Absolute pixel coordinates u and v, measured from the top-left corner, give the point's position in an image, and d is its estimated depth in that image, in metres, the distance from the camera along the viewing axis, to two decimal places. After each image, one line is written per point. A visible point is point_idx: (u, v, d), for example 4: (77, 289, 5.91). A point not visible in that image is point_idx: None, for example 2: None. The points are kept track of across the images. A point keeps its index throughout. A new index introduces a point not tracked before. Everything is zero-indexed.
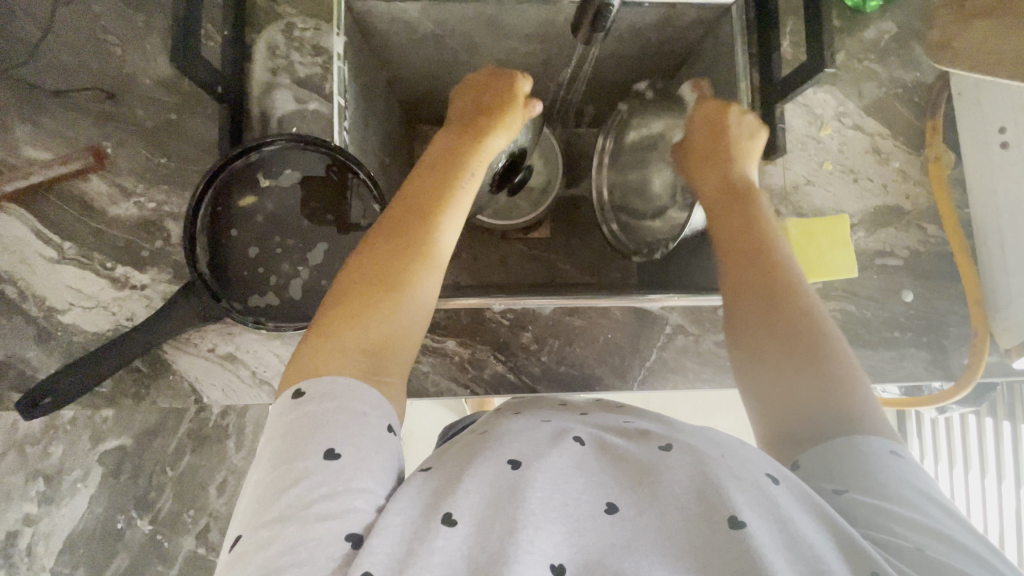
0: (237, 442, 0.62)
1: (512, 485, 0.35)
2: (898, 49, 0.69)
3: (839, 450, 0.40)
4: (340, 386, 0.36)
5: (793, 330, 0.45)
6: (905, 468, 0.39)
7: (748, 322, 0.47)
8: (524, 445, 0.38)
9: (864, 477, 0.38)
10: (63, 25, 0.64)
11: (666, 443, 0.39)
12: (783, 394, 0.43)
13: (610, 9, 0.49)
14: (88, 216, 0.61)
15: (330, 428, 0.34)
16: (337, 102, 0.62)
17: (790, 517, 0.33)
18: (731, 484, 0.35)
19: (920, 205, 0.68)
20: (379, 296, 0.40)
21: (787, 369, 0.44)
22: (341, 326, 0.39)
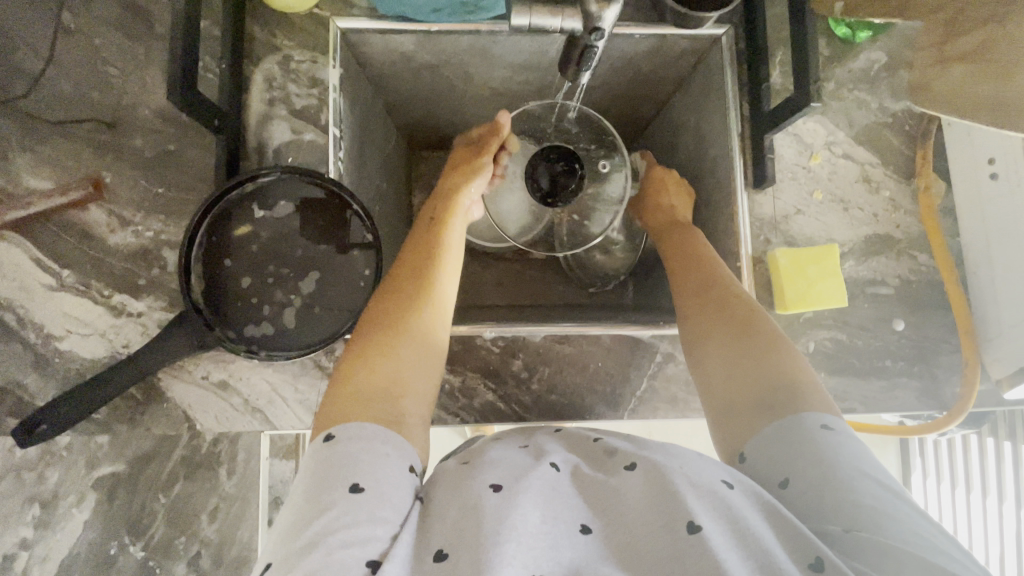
0: (229, 468, 0.62)
1: (495, 508, 0.38)
2: (888, 78, 0.69)
3: (781, 438, 0.44)
4: (369, 431, 0.40)
5: (746, 342, 0.51)
6: (847, 446, 0.42)
7: (709, 342, 0.53)
8: (505, 469, 0.41)
9: (807, 469, 0.42)
10: (63, 56, 0.65)
11: (631, 462, 0.43)
12: (737, 400, 0.48)
13: (594, 51, 0.49)
14: (87, 245, 0.62)
15: (356, 465, 0.38)
16: (332, 133, 0.64)
17: (743, 518, 0.38)
18: (687, 492, 0.39)
19: (912, 233, 0.68)
20: (392, 336, 0.47)
21: (741, 376, 0.49)
22: (361, 370, 0.44)
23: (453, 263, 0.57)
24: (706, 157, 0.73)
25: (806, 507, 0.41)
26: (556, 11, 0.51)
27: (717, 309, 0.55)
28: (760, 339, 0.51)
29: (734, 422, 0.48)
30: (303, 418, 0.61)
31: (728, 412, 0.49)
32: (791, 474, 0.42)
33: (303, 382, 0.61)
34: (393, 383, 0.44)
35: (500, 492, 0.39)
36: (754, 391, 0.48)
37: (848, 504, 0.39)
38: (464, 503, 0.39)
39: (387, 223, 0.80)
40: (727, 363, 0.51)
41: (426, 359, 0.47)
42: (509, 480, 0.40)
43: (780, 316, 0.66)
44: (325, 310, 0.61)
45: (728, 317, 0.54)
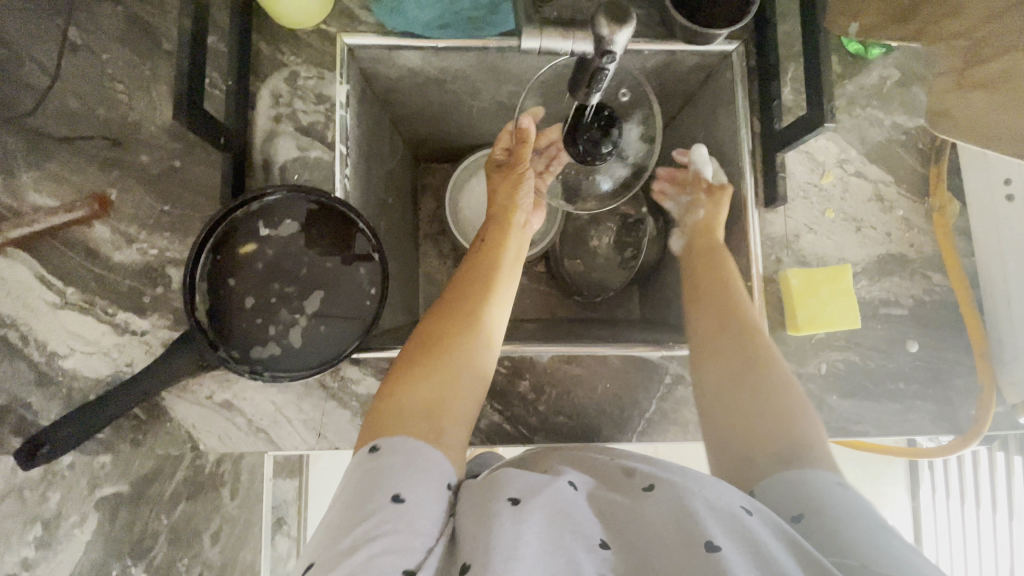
0: (231, 489, 0.67)
1: (514, 519, 0.37)
2: (901, 95, 0.68)
3: (794, 481, 0.46)
4: (411, 445, 0.41)
5: (748, 383, 0.54)
6: (858, 498, 0.44)
7: (723, 385, 0.56)
8: (523, 482, 0.41)
9: (821, 509, 0.43)
10: (71, 73, 0.65)
11: (648, 483, 0.42)
12: (750, 446, 0.50)
13: (605, 73, 0.49)
14: (91, 262, 0.61)
15: (394, 478, 0.39)
16: (338, 150, 0.63)
17: (762, 543, 0.37)
18: (708, 516, 0.38)
19: (925, 253, 0.67)
20: (438, 352, 0.48)
21: (756, 421, 0.51)
22: (408, 381, 0.45)
23: (507, 292, 0.57)
24: (716, 174, 0.72)
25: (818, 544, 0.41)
26: (566, 33, 0.52)
27: (736, 351, 0.57)
28: (774, 387, 0.53)
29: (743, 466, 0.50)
30: (307, 439, 0.61)
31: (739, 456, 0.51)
32: (806, 510, 0.43)
33: (307, 403, 0.61)
34: (439, 397, 0.45)
35: (516, 505, 0.38)
36: (767, 439, 0.50)
37: (859, 544, 0.39)
38: (478, 516, 0.38)
39: (393, 238, 0.79)
40: (741, 408, 0.53)
41: (471, 376, 0.48)
42: (527, 494, 0.39)
43: (792, 337, 0.65)
44: (331, 329, 0.61)
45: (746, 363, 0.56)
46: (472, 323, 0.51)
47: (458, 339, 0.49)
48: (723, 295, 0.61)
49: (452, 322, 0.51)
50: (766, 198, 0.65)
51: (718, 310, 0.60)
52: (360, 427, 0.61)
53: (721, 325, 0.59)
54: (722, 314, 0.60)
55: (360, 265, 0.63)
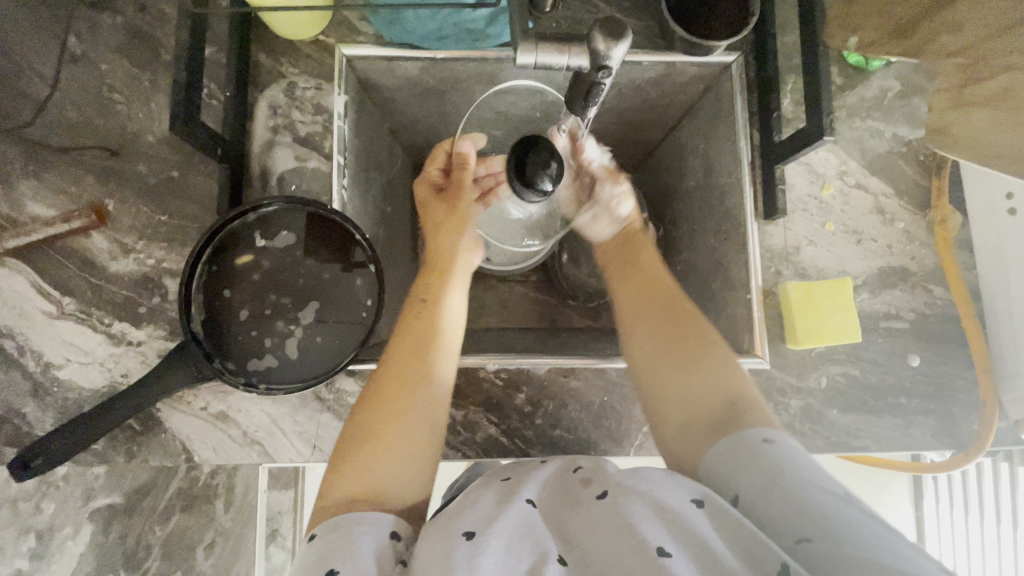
0: (226, 500, 0.62)
1: (468, 552, 0.36)
2: (902, 106, 0.68)
3: (729, 461, 0.42)
4: (349, 523, 0.40)
5: (684, 347, 0.50)
6: (792, 456, 0.41)
7: (651, 358, 0.51)
8: (480, 511, 0.40)
9: (758, 480, 0.40)
10: (70, 83, 0.65)
11: (601, 493, 0.42)
12: (687, 424, 0.47)
13: (602, 87, 0.49)
14: (88, 272, 0.61)
15: (336, 551, 0.38)
16: (337, 160, 0.62)
17: (704, 538, 0.37)
18: (648, 523, 0.38)
19: (926, 266, 0.66)
20: (369, 432, 0.45)
21: (689, 394, 0.48)
22: (341, 471, 0.43)
23: (454, 320, 0.55)
24: (715, 185, 0.71)
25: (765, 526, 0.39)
26: (564, 47, 0.50)
27: (661, 325, 0.52)
28: (704, 351, 0.50)
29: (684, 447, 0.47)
30: (302, 451, 0.60)
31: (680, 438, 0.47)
32: (738, 489, 0.41)
33: (302, 415, 0.60)
34: (375, 480, 0.43)
35: (472, 538, 0.37)
36: (701, 413, 0.46)
37: (802, 511, 0.38)
38: (434, 550, 0.37)
39: (391, 248, 0.79)
40: (670, 381, 0.49)
41: (409, 443, 0.45)
42: (482, 525, 0.38)
43: (792, 351, 0.64)
44: (327, 340, 0.60)
45: (670, 332, 0.52)
46: (405, 389, 0.47)
47: (398, 409, 0.46)
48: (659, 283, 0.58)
49: (396, 369, 0.49)
50: (766, 210, 0.65)
51: (655, 296, 0.56)
52: None
53: (652, 303, 0.55)
54: (658, 299, 0.55)
55: (356, 276, 0.63)
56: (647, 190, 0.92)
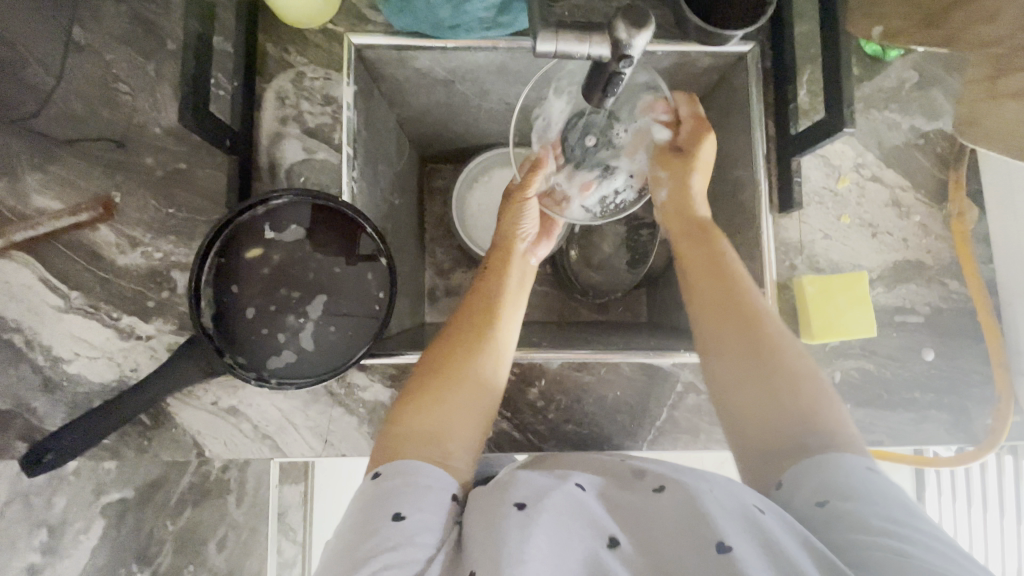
0: (237, 496, 0.61)
1: (518, 523, 0.36)
2: (920, 97, 0.67)
3: (816, 469, 0.42)
4: (410, 466, 0.40)
5: (770, 377, 0.48)
6: (889, 486, 0.41)
7: (731, 387, 0.50)
8: (530, 487, 0.40)
9: (843, 494, 0.40)
10: (73, 73, 0.64)
11: (660, 485, 0.41)
12: (761, 423, 0.47)
13: (621, 77, 0.48)
14: (96, 266, 0.61)
15: (394, 498, 0.38)
16: (345, 152, 0.62)
17: (774, 536, 0.36)
18: (718, 512, 0.37)
19: (942, 260, 0.65)
20: (446, 378, 0.47)
21: (767, 406, 0.47)
22: (417, 403, 0.45)
23: (518, 302, 0.57)
24: (728, 178, 0.70)
25: (837, 530, 0.39)
26: (584, 36, 0.48)
27: (747, 357, 0.50)
28: (786, 369, 0.48)
29: (757, 448, 0.47)
30: (313, 445, 0.60)
31: (755, 436, 0.47)
32: (831, 495, 0.40)
33: (314, 409, 0.60)
34: (442, 427, 0.44)
35: (523, 509, 0.37)
36: (786, 419, 0.46)
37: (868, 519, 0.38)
38: (487, 521, 0.37)
39: (399, 240, 0.78)
40: (752, 392, 0.48)
41: (469, 414, 0.46)
42: (533, 498, 0.38)
43: (806, 345, 0.64)
44: (340, 332, 0.60)
45: (747, 338, 0.51)
46: (472, 365, 0.49)
47: (459, 374, 0.47)
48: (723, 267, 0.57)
49: (471, 335, 0.51)
50: (782, 203, 0.64)
51: (729, 294, 0.54)
52: (366, 434, 0.60)
53: (726, 301, 0.54)
54: (724, 284, 0.55)
55: (367, 269, 0.62)
56: None
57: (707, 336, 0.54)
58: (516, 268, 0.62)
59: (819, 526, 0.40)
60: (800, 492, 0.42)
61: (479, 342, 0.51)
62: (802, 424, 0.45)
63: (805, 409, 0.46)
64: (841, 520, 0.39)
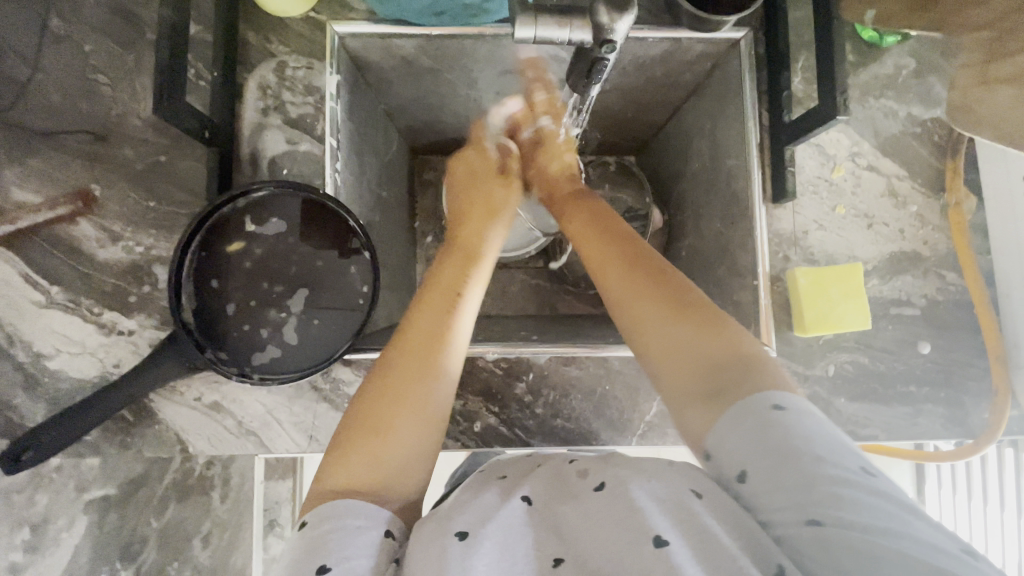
0: (221, 492, 0.63)
1: (457, 556, 0.35)
2: (918, 84, 0.65)
3: (736, 424, 0.36)
4: (340, 508, 0.38)
5: (697, 333, 0.41)
6: (808, 424, 0.35)
7: (654, 346, 0.43)
8: (474, 512, 0.38)
9: (769, 456, 0.34)
10: (52, 64, 0.62)
11: (599, 482, 0.39)
12: (684, 387, 0.40)
13: (603, 65, 0.48)
14: (76, 260, 0.60)
15: (323, 548, 0.36)
16: (328, 143, 0.61)
17: (708, 528, 0.34)
18: (651, 508, 0.35)
19: (940, 251, 0.64)
20: (390, 395, 0.42)
21: (688, 366, 0.40)
22: (352, 455, 0.40)
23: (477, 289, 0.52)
24: (721, 168, 0.69)
25: (768, 501, 0.34)
26: (564, 20, 0.47)
27: (664, 313, 0.43)
28: (706, 316, 0.42)
29: (686, 411, 0.40)
30: (298, 442, 0.59)
31: (682, 400, 0.40)
32: (749, 464, 0.35)
33: (298, 405, 0.59)
34: (394, 468, 0.40)
35: (465, 538, 0.36)
36: (703, 377, 0.40)
37: (809, 485, 0.33)
38: (428, 550, 0.36)
39: (387, 233, 0.77)
40: (670, 347, 0.42)
41: (422, 442, 0.42)
42: (476, 525, 0.37)
43: (800, 338, 0.62)
44: (324, 326, 0.59)
45: (663, 295, 0.44)
46: (431, 382, 0.44)
47: (406, 389, 0.43)
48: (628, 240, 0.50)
49: (421, 339, 0.45)
50: (775, 193, 0.62)
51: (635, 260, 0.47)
52: None
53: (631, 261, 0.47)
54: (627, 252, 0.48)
55: (351, 262, 0.61)
56: (650, 174, 0.89)
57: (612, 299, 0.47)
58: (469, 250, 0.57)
59: (751, 499, 0.35)
60: (723, 459, 0.37)
61: (430, 345, 0.45)
62: (731, 374, 0.39)
63: (731, 357, 0.39)
64: (762, 492, 0.34)
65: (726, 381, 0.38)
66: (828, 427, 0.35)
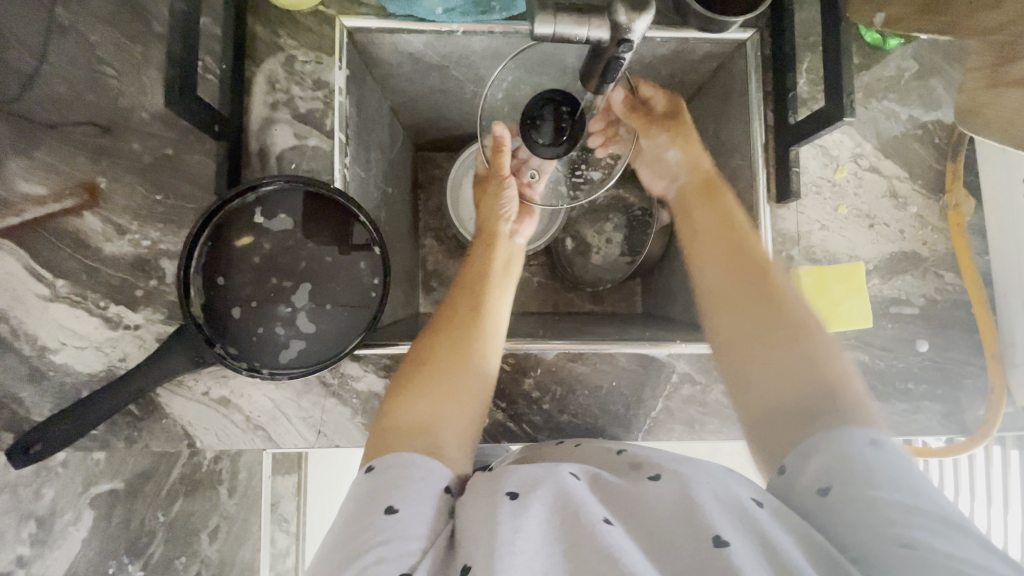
0: (230, 486, 0.61)
1: (512, 513, 0.37)
2: (919, 87, 0.66)
3: (820, 450, 0.42)
4: (401, 458, 0.41)
5: (786, 333, 0.49)
6: (893, 463, 0.40)
7: (744, 344, 0.50)
8: (523, 475, 0.40)
9: (852, 481, 0.40)
10: (56, 55, 0.62)
11: (655, 473, 0.42)
12: (763, 407, 0.47)
13: (620, 63, 0.48)
14: (82, 254, 0.59)
15: (393, 490, 0.39)
16: (338, 137, 0.61)
17: (771, 537, 0.36)
18: (714, 506, 0.38)
19: (938, 251, 0.65)
20: (429, 369, 0.49)
21: (775, 360, 0.48)
22: (405, 389, 0.47)
23: (501, 292, 0.59)
24: (726, 167, 0.70)
25: (847, 526, 0.39)
26: (582, 19, 0.48)
27: (752, 306, 0.51)
28: (796, 325, 0.49)
29: (762, 421, 0.47)
30: (306, 436, 0.60)
31: (759, 409, 0.48)
32: (832, 482, 0.40)
33: (306, 400, 0.59)
34: (430, 412, 0.45)
35: (516, 499, 0.38)
36: (792, 388, 0.46)
37: (883, 519, 0.37)
38: (480, 510, 0.38)
39: (393, 229, 0.77)
40: (754, 343, 0.50)
41: (459, 391, 0.48)
42: (526, 487, 0.39)
43: None
44: (331, 322, 0.59)
45: (758, 321, 0.50)
46: (468, 349, 0.51)
47: (442, 364, 0.49)
48: (751, 267, 0.54)
49: (454, 322, 0.53)
50: (779, 193, 0.63)
51: (743, 278, 0.54)
52: (360, 424, 0.60)
53: (738, 278, 0.54)
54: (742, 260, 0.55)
55: (360, 258, 0.61)
56: None
57: (719, 298, 0.54)
58: (501, 253, 0.66)
59: (826, 514, 0.40)
60: (800, 479, 0.42)
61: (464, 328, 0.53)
62: (817, 401, 0.45)
63: (829, 386, 0.46)
64: (845, 511, 0.39)
65: (812, 404, 0.45)
66: (913, 472, 0.40)
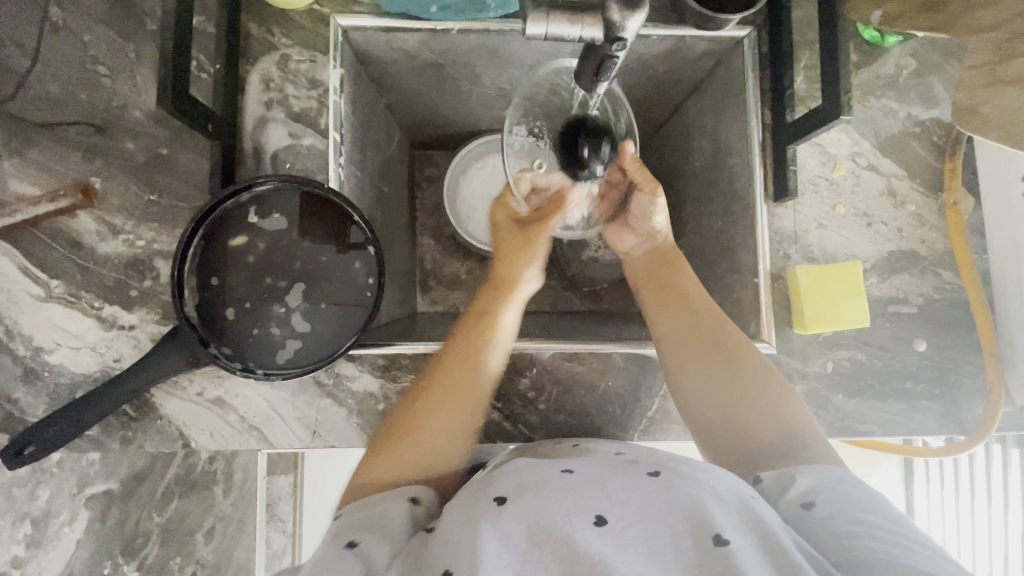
0: (225, 487, 0.61)
1: (496, 516, 0.38)
2: (917, 85, 0.66)
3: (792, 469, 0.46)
4: (356, 508, 0.43)
5: (725, 361, 0.55)
6: (868, 491, 0.43)
7: (691, 375, 0.56)
8: (514, 480, 0.42)
9: (829, 496, 0.43)
10: (51, 55, 0.62)
11: (654, 469, 0.42)
12: (722, 441, 0.53)
13: (614, 62, 0.47)
14: (77, 254, 0.59)
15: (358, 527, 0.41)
16: (332, 137, 0.60)
17: (756, 533, 0.37)
18: (713, 508, 0.39)
19: (937, 250, 0.65)
20: (415, 424, 0.50)
21: (719, 384, 0.54)
22: (390, 448, 0.48)
23: (503, 339, 0.57)
24: (723, 166, 0.69)
25: (822, 533, 0.41)
26: (575, 18, 0.47)
27: (699, 339, 0.57)
28: (731, 350, 0.56)
29: (714, 441, 0.53)
30: (302, 437, 0.59)
31: (710, 432, 0.54)
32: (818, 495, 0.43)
33: (301, 400, 0.59)
34: (401, 467, 0.47)
35: (500, 505, 0.40)
36: (733, 409, 0.53)
37: (852, 531, 0.40)
38: (468, 515, 0.39)
39: (389, 229, 0.77)
40: (702, 373, 0.55)
41: (446, 448, 0.50)
42: (513, 493, 0.41)
43: (800, 336, 0.63)
44: (326, 322, 0.59)
45: (706, 350, 0.56)
46: (456, 400, 0.52)
47: (428, 421, 0.50)
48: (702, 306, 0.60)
49: (447, 378, 0.53)
50: (776, 192, 0.63)
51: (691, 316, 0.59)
52: (355, 425, 0.59)
53: (691, 314, 0.60)
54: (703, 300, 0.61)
55: (355, 258, 0.61)
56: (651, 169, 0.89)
57: (669, 331, 0.60)
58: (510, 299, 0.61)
59: (805, 524, 0.42)
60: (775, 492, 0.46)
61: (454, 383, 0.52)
62: (756, 419, 0.51)
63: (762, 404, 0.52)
64: (817, 525, 0.41)
65: (750, 421, 0.52)
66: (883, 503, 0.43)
